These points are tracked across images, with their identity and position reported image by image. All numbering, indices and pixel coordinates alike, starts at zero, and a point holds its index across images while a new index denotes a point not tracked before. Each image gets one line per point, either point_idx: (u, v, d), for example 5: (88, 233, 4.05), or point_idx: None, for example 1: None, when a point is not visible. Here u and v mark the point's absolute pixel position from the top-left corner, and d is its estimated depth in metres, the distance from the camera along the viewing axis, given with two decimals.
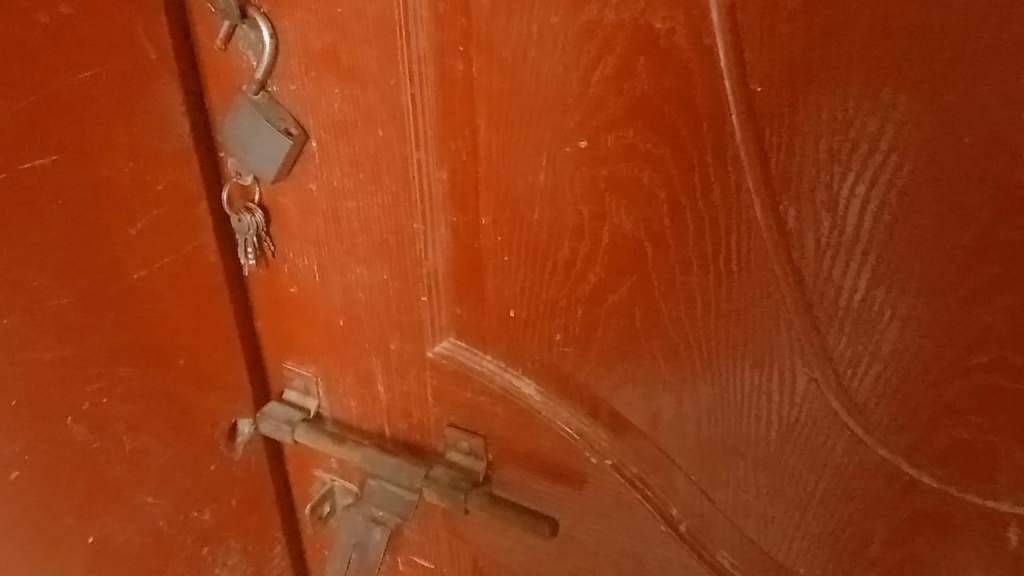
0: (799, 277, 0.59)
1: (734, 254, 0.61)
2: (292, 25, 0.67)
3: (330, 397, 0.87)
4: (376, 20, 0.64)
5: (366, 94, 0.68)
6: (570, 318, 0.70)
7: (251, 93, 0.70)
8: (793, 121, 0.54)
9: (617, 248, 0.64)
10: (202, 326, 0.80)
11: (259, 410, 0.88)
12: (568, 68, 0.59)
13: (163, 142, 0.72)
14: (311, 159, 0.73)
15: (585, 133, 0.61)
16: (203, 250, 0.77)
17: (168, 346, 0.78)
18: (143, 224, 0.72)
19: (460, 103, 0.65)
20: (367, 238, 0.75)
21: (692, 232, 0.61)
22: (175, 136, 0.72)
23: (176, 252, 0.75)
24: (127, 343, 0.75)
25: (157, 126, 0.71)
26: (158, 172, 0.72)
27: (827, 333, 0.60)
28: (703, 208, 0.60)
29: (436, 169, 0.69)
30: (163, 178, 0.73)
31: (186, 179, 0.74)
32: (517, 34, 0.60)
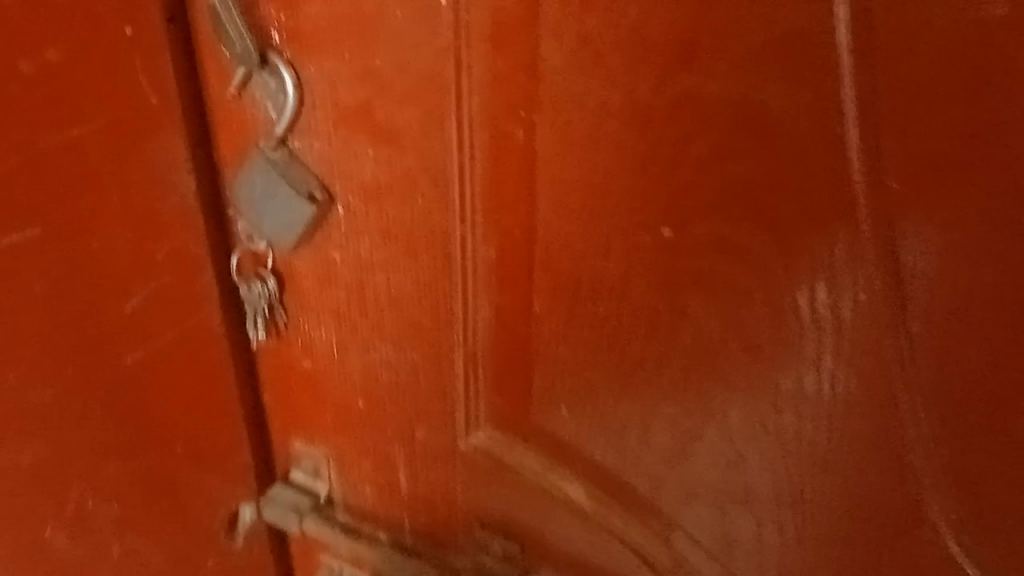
0: (922, 402, 0.49)
1: (846, 371, 0.51)
2: (320, 75, 0.57)
3: (341, 482, 0.77)
4: (421, 75, 0.54)
5: (405, 157, 0.58)
6: (635, 422, 0.60)
7: (268, 150, 0.61)
8: (937, 225, 0.44)
9: (697, 350, 0.55)
10: (201, 407, 0.70)
11: (263, 494, 0.77)
12: (654, 143, 0.50)
13: (165, 204, 0.62)
14: (335, 226, 0.63)
15: (670, 221, 0.52)
16: (206, 323, 0.67)
17: (163, 431, 0.69)
18: (140, 299, 0.63)
19: (518, 174, 0.56)
20: (397, 316, 0.65)
21: (794, 341, 0.51)
22: (178, 198, 0.62)
23: (176, 325, 0.66)
24: (118, 435, 0.66)
25: (156, 186, 0.61)
26: (159, 242, 0.62)
27: (951, 471, 0.50)
28: (811, 318, 0.50)
29: (483, 244, 0.60)
30: (165, 246, 0.63)
31: (188, 245, 0.64)
32: (592, 101, 0.50)
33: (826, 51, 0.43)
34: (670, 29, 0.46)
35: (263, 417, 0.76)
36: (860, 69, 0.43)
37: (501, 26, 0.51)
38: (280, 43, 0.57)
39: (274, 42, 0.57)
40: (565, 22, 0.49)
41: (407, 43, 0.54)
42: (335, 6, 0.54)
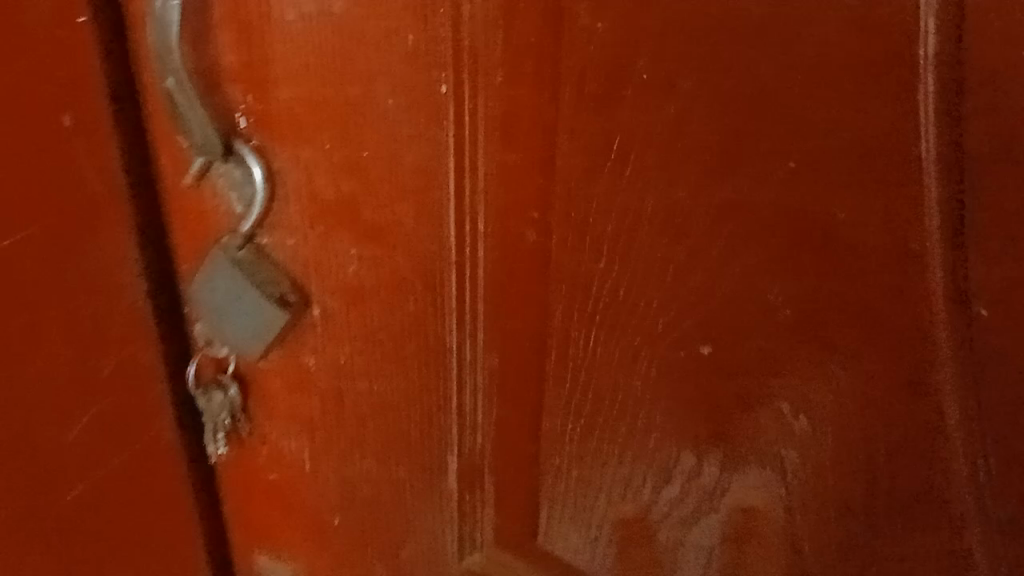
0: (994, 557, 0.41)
1: (906, 526, 0.44)
2: (295, 165, 0.49)
3: None
4: (416, 169, 0.48)
5: (395, 258, 0.51)
6: (648, 555, 0.53)
7: (233, 249, 0.52)
8: None
9: (728, 483, 0.48)
10: (150, 541, 0.60)
11: None
12: (694, 253, 0.43)
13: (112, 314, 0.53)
14: (309, 330, 0.55)
15: (710, 337, 0.45)
16: (158, 443, 0.58)
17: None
18: (81, 428, 0.54)
19: (528, 279, 0.48)
20: (380, 431, 0.57)
21: (847, 484, 0.45)
22: (126, 304, 0.54)
23: (123, 451, 0.57)
24: None
25: (100, 294, 0.52)
26: (103, 356, 0.53)
27: None
28: (868, 460, 0.44)
29: (486, 353, 0.52)
30: (110, 361, 0.54)
31: (137, 354, 0.55)
32: (618, 204, 0.44)
33: (905, 159, 0.37)
34: (715, 128, 0.40)
35: (224, 538, 0.65)
36: (948, 180, 0.37)
37: (512, 117, 0.45)
38: (247, 128, 0.49)
39: (240, 128, 0.49)
40: (587, 116, 0.42)
41: (399, 134, 0.47)
42: (314, 90, 0.47)
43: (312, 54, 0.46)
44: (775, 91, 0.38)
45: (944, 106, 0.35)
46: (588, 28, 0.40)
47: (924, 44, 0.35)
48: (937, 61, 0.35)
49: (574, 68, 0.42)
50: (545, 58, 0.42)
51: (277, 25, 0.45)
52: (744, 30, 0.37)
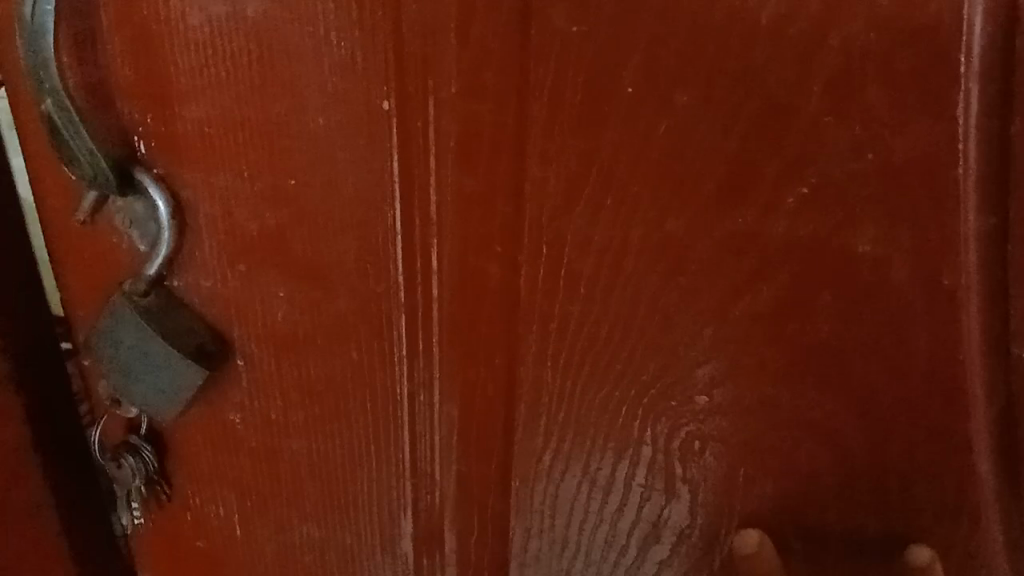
0: None
1: None
2: (209, 196, 0.42)
3: None
4: (356, 199, 0.40)
5: (333, 301, 0.43)
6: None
7: (133, 295, 0.44)
8: None
9: (720, 546, 0.43)
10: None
11: None
12: (693, 291, 0.38)
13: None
14: (235, 384, 0.47)
15: (711, 384, 0.39)
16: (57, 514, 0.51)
17: None
18: None
19: (489, 325, 0.42)
20: (324, 492, 0.50)
21: (853, 547, 0.40)
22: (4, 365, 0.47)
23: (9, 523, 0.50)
24: None
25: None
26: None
27: None
28: (882, 516, 0.39)
29: (443, 405, 0.45)
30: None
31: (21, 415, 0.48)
32: (602, 236, 0.38)
33: (944, 185, 0.33)
34: (719, 150, 0.35)
35: None
36: (988, 210, 0.33)
37: (471, 139, 0.38)
38: (149, 155, 0.41)
39: (140, 154, 0.41)
40: (563, 136, 0.37)
41: (336, 158, 0.40)
42: (230, 106, 0.39)
43: (225, 66, 0.38)
44: (794, 108, 0.34)
45: (990, 128, 0.32)
46: (563, 34, 0.35)
47: (969, 54, 0.31)
48: (984, 73, 0.32)
49: (547, 81, 0.36)
50: (512, 69, 0.36)
51: (180, 31, 0.38)
52: (756, 35, 0.33)
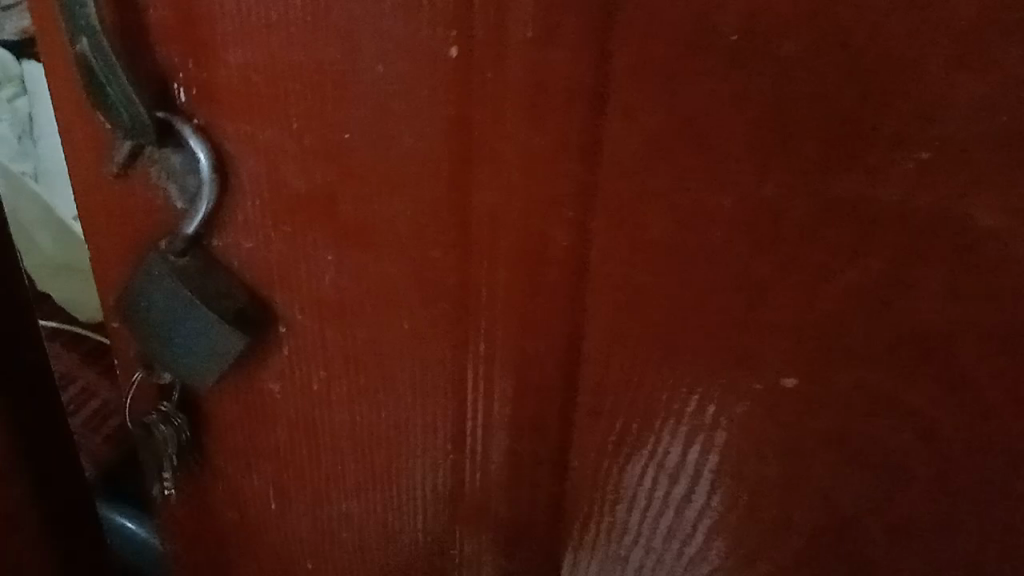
0: None
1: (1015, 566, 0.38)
2: (253, 151, 0.38)
3: None
4: (415, 158, 0.37)
5: (384, 266, 0.40)
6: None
7: (172, 256, 0.41)
8: None
9: (791, 528, 0.41)
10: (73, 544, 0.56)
11: None
12: (786, 264, 0.34)
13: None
14: (276, 351, 0.45)
15: (799, 365, 0.37)
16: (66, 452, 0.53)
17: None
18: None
19: (552, 296, 0.39)
20: (364, 467, 0.48)
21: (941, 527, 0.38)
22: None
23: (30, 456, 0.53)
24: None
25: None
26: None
27: None
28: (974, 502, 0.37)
29: (497, 381, 0.43)
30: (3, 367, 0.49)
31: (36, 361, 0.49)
32: (688, 203, 0.35)
33: None
34: (826, 110, 0.30)
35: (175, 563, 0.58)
36: None
37: (544, 92, 0.34)
38: (188, 103, 0.38)
39: (179, 102, 0.38)
40: (648, 89, 0.33)
41: (393, 110, 0.36)
42: (279, 51, 0.36)
43: (273, 7, 0.35)
44: (917, 64, 0.29)
45: None
46: None
47: None
48: None
49: (634, 27, 0.32)
50: (595, 12, 0.32)
51: None
52: None
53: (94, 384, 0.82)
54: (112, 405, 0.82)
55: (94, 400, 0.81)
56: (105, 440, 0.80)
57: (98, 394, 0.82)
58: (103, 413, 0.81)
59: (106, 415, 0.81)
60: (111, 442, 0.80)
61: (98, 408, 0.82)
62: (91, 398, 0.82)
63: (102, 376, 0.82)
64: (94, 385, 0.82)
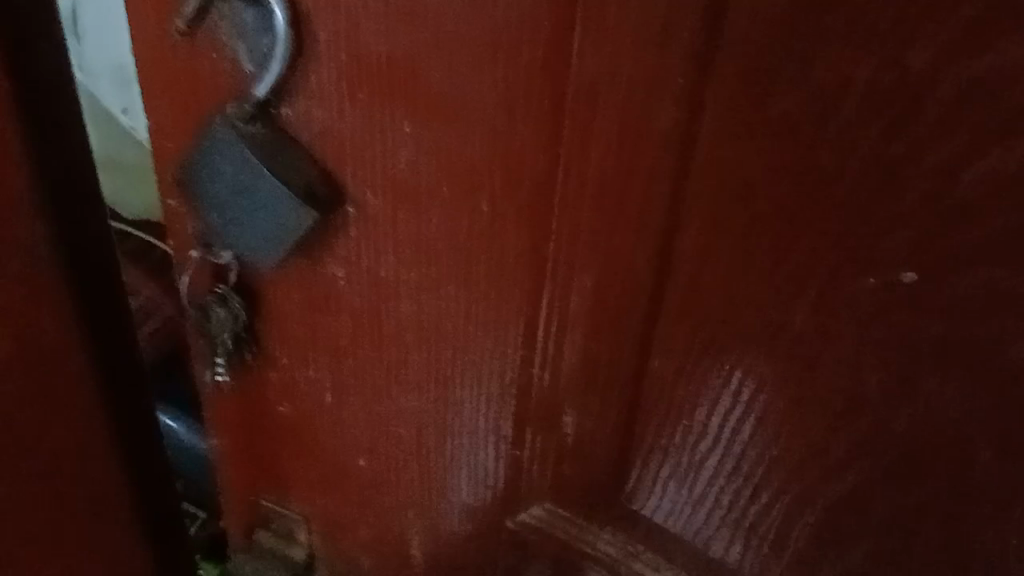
0: None
1: None
2: (330, 8, 0.35)
3: (327, 529, 0.58)
4: (511, 21, 0.34)
5: (468, 142, 0.38)
6: (766, 522, 0.45)
7: (237, 123, 0.39)
8: None
9: (881, 445, 0.39)
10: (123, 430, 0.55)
11: (252, 539, 0.61)
12: (920, 150, 0.31)
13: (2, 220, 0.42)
14: (342, 233, 0.42)
15: (919, 264, 0.33)
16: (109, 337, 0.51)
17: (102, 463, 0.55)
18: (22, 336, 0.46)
19: (650, 177, 0.36)
20: (427, 363, 0.46)
21: None
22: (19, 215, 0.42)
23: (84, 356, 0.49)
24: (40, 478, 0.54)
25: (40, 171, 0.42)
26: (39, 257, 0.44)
27: None
28: None
29: (577, 275, 0.40)
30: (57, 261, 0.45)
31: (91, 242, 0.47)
32: (822, 73, 0.31)
33: None
34: None
35: (220, 458, 0.57)
36: None
37: None
38: None
39: None
40: None
41: None
42: None
43: None
44: None
45: None
46: None
47: None
48: None
49: None
50: None
51: None
52: None
53: (138, 283, 0.79)
54: (161, 301, 0.79)
55: (137, 298, 0.79)
56: (150, 338, 0.80)
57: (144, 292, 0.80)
58: (148, 311, 0.79)
59: (149, 316, 0.79)
60: (155, 340, 0.80)
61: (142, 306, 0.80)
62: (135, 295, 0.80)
63: (148, 276, 0.80)
64: (139, 284, 0.80)
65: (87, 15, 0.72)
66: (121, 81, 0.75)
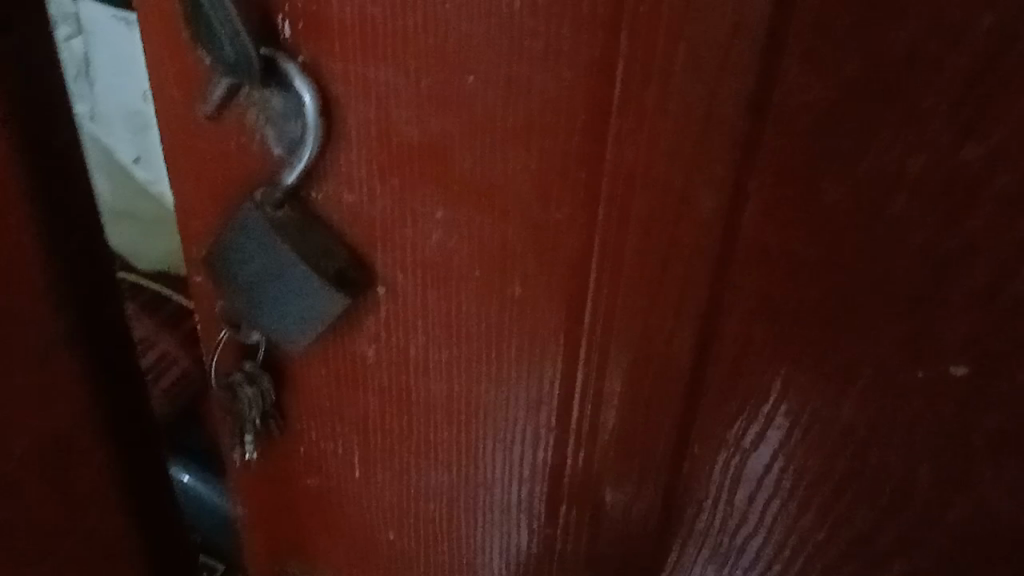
0: None
1: None
2: (364, 92, 0.35)
3: None
4: (547, 106, 0.33)
5: (499, 224, 0.37)
6: None
7: (268, 207, 0.38)
8: None
9: (932, 530, 0.38)
10: None
11: None
12: (974, 246, 0.30)
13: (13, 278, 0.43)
14: (371, 314, 0.41)
15: (971, 358, 0.33)
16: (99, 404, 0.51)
17: None
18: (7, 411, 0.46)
19: (688, 263, 0.35)
20: (457, 438, 0.45)
21: None
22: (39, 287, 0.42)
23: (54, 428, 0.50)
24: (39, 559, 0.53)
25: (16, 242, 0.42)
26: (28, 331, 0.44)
27: None
28: None
29: (614, 354, 0.39)
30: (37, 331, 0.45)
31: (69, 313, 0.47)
32: (871, 163, 0.30)
33: None
34: None
35: (245, 529, 0.55)
36: None
37: (704, 33, 0.30)
38: (292, 38, 0.34)
39: (281, 38, 0.34)
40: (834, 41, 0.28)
41: (526, 52, 0.32)
42: None
43: None
44: None
45: None
46: None
47: None
48: None
49: None
50: None
51: None
52: None
53: (153, 333, 0.76)
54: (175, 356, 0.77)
55: (151, 353, 0.77)
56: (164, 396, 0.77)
57: (157, 345, 0.77)
58: (163, 366, 0.77)
59: (163, 371, 0.77)
60: (169, 397, 0.77)
61: (155, 360, 0.77)
62: (149, 349, 0.76)
63: (163, 327, 0.77)
64: (154, 337, 0.77)
65: (102, 61, 0.66)
66: (134, 132, 0.70)
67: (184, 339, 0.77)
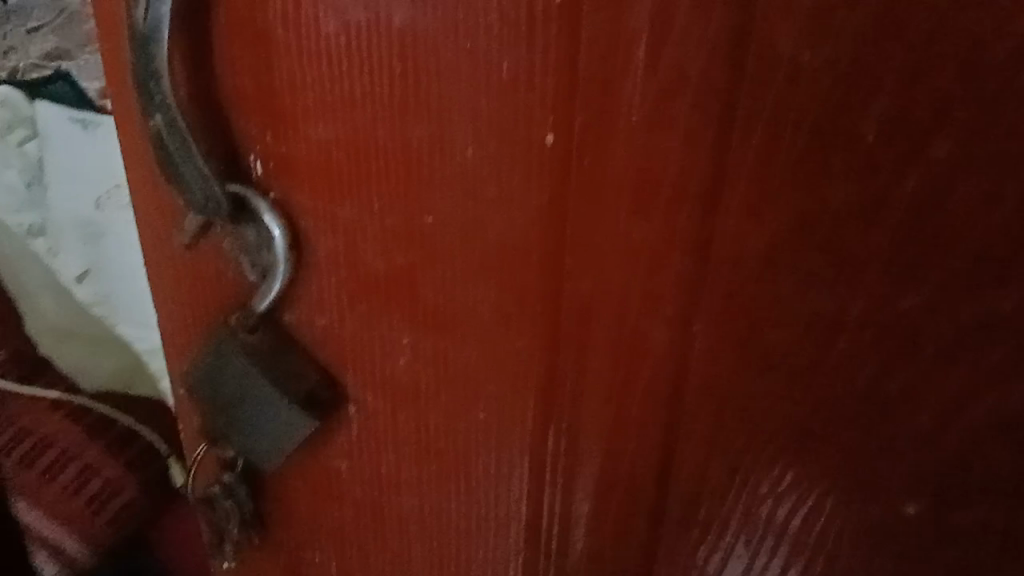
0: None
1: None
2: (331, 228, 0.36)
3: None
4: (504, 245, 0.34)
5: (463, 350, 0.38)
6: None
7: (241, 333, 0.39)
8: None
9: None
10: None
11: None
12: (917, 389, 0.32)
13: None
14: (342, 429, 0.42)
15: (922, 493, 0.34)
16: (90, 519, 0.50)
17: None
18: None
19: (648, 392, 0.36)
20: (431, 551, 0.45)
21: None
22: None
23: None
24: None
25: None
26: None
27: None
28: None
29: (581, 476, 0.40)
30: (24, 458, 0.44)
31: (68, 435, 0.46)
32: (815, 309, 0.31)
33: None
34: (979, 238, 0.28)
35: None
36: None
37: (651, 185, 0.31)
38: (263, 176, 0.36)
39: (252, 173, 0.36)
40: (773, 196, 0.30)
41: (482, 195, 0.33)
42: (360, 128, 0.33)
43: (360, 89, 0.32)
44: None
45: None
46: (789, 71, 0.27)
47: None
48: None
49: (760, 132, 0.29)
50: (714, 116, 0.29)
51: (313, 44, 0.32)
52: None
53: (99, 461, 0.76)
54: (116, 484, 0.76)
55: (93, 483, 0.75)
56: (108, 524, 0.76)
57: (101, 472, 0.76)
58: (104, 496, 0.75)
59: (109, 497, 0.76)
60: (115, 525, 0.76)
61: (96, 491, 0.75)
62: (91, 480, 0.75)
63: (110, 453, 0.76)
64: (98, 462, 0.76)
65: (56, 163, 0.64)
66: (88, 240, 0.66)
67: (132, 463, 0.77)
